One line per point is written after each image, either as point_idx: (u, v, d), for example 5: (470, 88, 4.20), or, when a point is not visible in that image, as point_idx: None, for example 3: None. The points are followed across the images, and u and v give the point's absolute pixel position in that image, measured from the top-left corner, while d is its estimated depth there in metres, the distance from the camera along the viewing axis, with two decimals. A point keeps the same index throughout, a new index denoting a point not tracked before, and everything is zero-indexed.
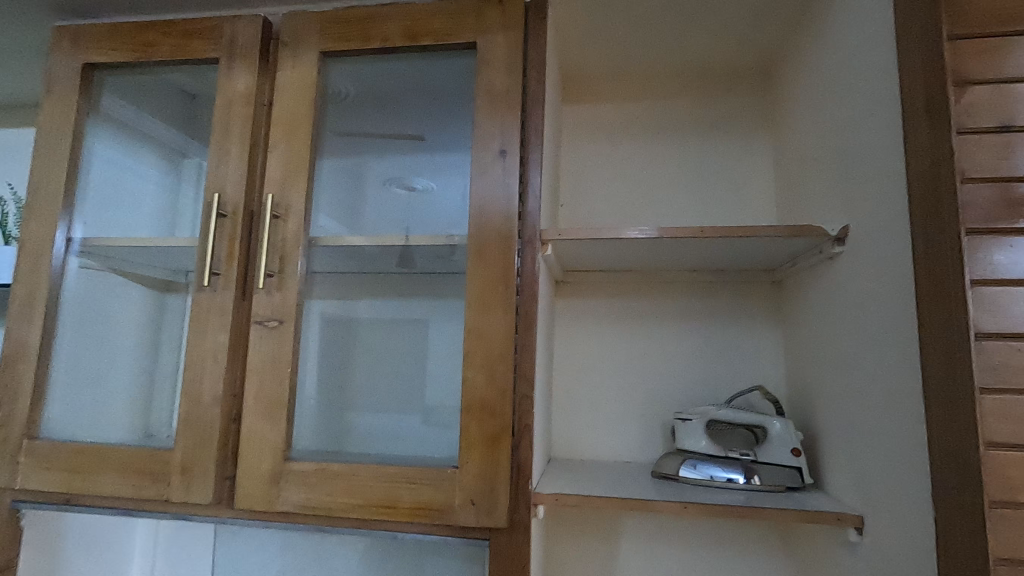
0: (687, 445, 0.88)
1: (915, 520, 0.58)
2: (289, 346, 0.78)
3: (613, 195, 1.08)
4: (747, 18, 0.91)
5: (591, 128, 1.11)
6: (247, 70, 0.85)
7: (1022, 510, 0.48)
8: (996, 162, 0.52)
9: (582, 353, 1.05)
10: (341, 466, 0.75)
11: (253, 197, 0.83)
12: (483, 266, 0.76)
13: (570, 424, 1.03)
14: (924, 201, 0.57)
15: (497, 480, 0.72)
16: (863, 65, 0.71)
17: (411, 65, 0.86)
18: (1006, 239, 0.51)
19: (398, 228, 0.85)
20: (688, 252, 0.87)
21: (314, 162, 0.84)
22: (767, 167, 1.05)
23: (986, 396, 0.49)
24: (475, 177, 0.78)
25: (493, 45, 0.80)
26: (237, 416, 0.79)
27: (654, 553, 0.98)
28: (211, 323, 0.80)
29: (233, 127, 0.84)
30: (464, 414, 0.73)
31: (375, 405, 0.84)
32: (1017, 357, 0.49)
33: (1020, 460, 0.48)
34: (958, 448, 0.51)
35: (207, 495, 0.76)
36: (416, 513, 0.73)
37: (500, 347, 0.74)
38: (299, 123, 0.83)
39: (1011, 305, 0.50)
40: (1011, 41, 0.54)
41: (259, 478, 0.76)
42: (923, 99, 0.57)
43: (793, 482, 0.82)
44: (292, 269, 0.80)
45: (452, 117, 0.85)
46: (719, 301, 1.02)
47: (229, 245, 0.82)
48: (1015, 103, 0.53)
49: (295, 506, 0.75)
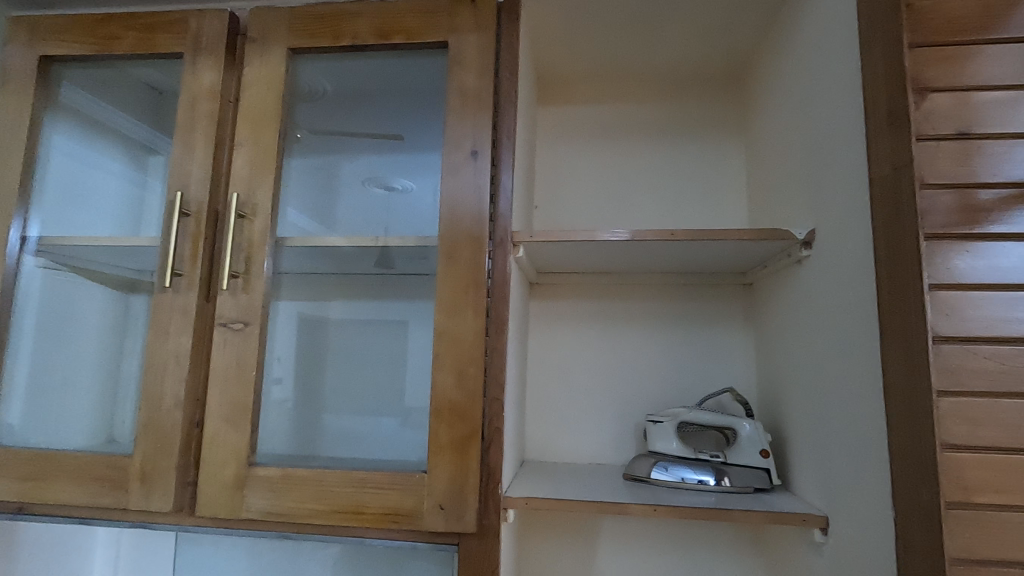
0: (659, 448, 0.89)
1: (877, 520, 0.59)
2: (254, 349, 0.76)
3: (587, 197, 1.08)
4: (719, 22, 0.92)
5: (566, 130, 1.11)
6: (213, 65, 0.83)
7: (976, 510, 0.49)
8: (955, 169, 0.53)
9: (555, 356, 1.05)
10: (307, 471, 0.74)
11: (218, 196, 0.81)
12: (454, 268, 0.75)
13: (544, 426, 1.03)
14: (885, 207, 0.58)
15: (467, 485, 0.71)
16: (829, 72, 0.72)
17: (382, 63, 0.85)
18: (963, 245, 0.52)
19: (368, 230, 0.84)
20: (661, 254, 0.87)
21: (282, 160, 0.82)
22: (738, 170, 1.06)
23: (943, 399, 0.50)
24: (446, 178, 0.77)
25: (465, 45, 0.80)
26: (200, 421, 0.77)
27: (627, 555, 0.98)
28: (174, 325, 0.78)
29: (198, 124, 0.82)
30: (433, 418, 0.73)
31: (344, 408, 0.82)
32: (973, 360, 0.50)
33: (974, 461, 0.49)
34: (916, 450, 0.52)
35: (168, 502, 0.74)
36: (384, 518, 0.71)
37: (470, 350, 0.73)
38: (266, 121, 0.81)
39: (967, 309, 0.51)
40: (971, 50, 0.55)
41: (223, 484, 0.74)
42: (885, 105, 0.58)
43: (762, 483, 0.83)
44: (258, 270, 0.78)
45: (423, 117, 0.84)
46: (691, 304, 1.03)
47: (193, 245, 0.79)
48: (974, 111, 0.54)
49: (260, 512, 0.73)
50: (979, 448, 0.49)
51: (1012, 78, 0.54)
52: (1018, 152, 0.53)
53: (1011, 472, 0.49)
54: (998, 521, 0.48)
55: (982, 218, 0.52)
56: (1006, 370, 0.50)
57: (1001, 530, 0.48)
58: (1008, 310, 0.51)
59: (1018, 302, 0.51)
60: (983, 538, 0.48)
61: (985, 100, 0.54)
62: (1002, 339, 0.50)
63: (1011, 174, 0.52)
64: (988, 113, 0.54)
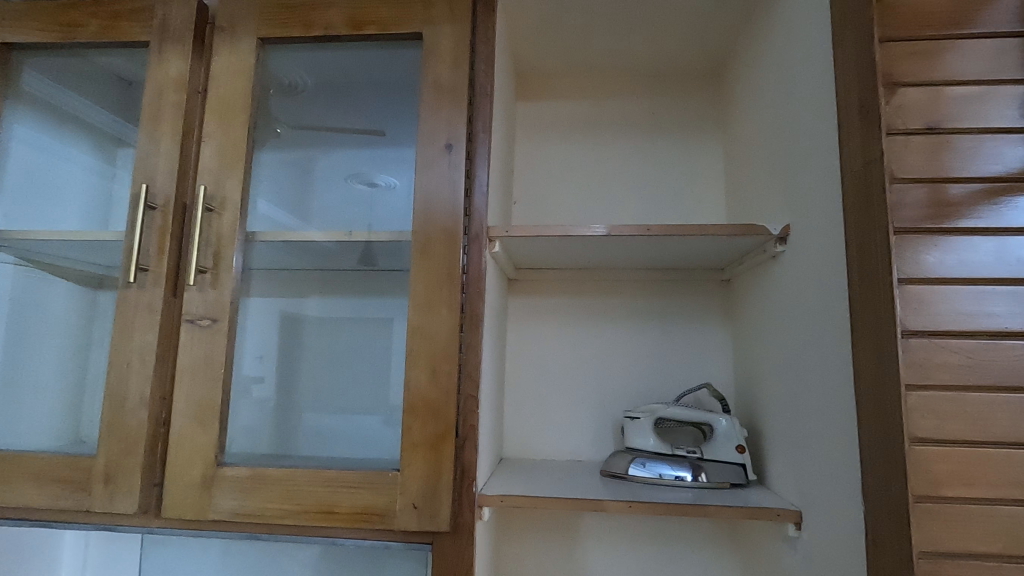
0: (637, 444, 0.88)
1: (847, 514, 0.59)
2: (222, 347, 0.75)
3: (566, 193, 1.08)
4: (696, 18, 0.92)
5: (546, 126, 1.10)
6: (180, 54, 0.81)
7: (943, 504, 0.49)
8: (924, 163, 0.53)
9: (535, 353, 1.04)
10: (277, 470, 0.72)
11: (186, 189, 0.79)
12: (429, 264, 0.74)
13: (523, 424, 1.02)
14: (857, 202, 0.58)
15: (440, 483, 0.70)
16: (804, 67, 0.72)
17: (355, 55, 0.83)
18: (932, 239, 0.52)
19: (343, 224, 0.82)
20: (639, 250, 0.87)
21: (251, 153, 0.80)
22: (716, 166, 1.06)
23: (912, 393, 0.50)
24: (420, 172, 0.76)
25: (440, 36, 0.78)
26: (167, 420, 0.75)
27: (606, 553, 0.98)
28: (139, 322, 0.75)
29: (165, 114, 0.79)
30: (407, 415, 0.71)
31: (322, 406, 0.80)
32: (940, 354, 0.50)
33: (942, 454, 0.49)
34: (885, 444, 0.52)
35: (133, 504, 0.72)
36: (356, 518, 0.70)
37: (444, 347, 0.72)
38: (235, 112, 0.79)
39: (936, 303, 0.51)
40: (942, 44, 0.55)
41: (190, 484, 0.72)
42: (856, 99, 0.58)
43: (738, 478, 0.83)
44: (227, 265, 0.76)
45: (397, 110, 0.82)
46: (669, 300, 1.02)
47: (159, 240, 0.77)
48: (944, 106, 0.54)
49: (228, 513, 0.72)
50: (946, 441, 0.49)
51: (981, 74, 0.54)
52: (987, 147, 0.53)
53: (978, 466, 0.49)
54: (964, 514, 0.48)
55: (952, 212, 0.53)
56: (973, 364, 0.50)
57: (968, 523, 0.48)
58: (976, 304, 0.51)
59: (985, 297, 0.51)
60: (950, 531, 0.48)
61: (955, 95, 0.54)
62: (970, 333, 0.51)
63: (979, 168, 0.53)
64: (957, 109, 0.54)
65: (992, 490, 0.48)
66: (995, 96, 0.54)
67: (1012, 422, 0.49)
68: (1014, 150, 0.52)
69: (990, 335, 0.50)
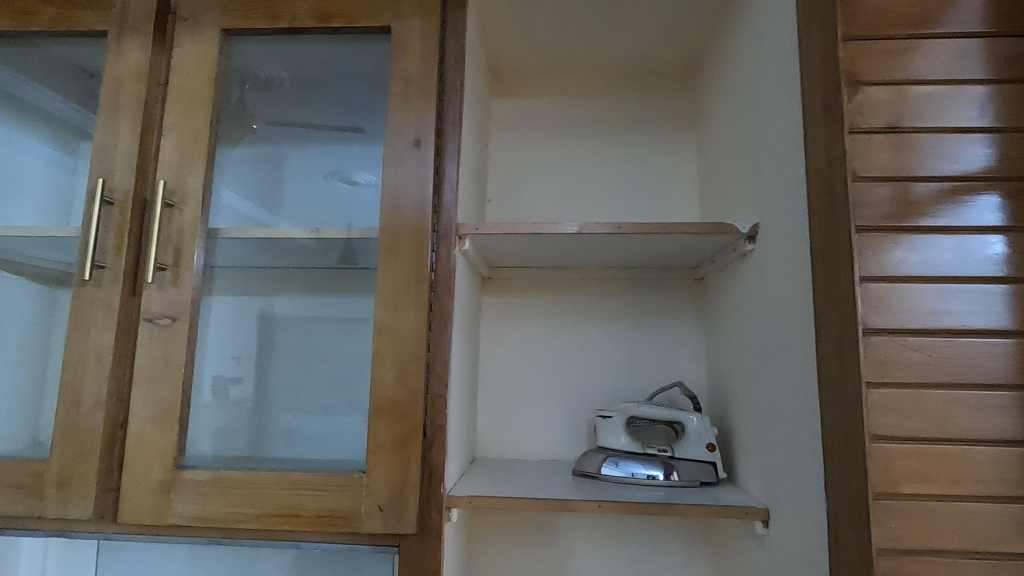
0: (609, 443, 0.88)
1: (811, 512, 0.60)
2: (182, 346, 0.72)
3: (541, 191, 1.07)
4: (668, 16, 0.92)
5: (520, 123, 1.09)
6: (139, 45, 0.78)
7: (903, 501, 0.49)
8: (887, 162, 0.54)
9: (508, 352, 1.03)
10: (239, 473, 0.70)
11: (146, 183, 0.77)
12: (396, 262, 0.73)
13: (496, 424, 1.01)
14: (821, 201, 0.58)
15: (407, 484, 0.69)
16: (772, 66, 0.72)
17: (323, 48, 0.82)
18: (894, 237, 0.53)
19: (310, 221, 0.80)
20: (611, 249, 0.86)
21: (214, 147, 0.78)
22: (690, 166, 1.06)
23: (873, 391, 0.50)
24: (388, 168, 0.74)
25: (409, 30, 0.77)
26: (124, 422, 0.72)
27: (579, 554, 0.97)
28: (95, 320, 0.73)
29: (124, 105, 0.77)
30: (373, 416, 0.70)
31: (288, 407, 0.77)
32: (900, 352, 0.51)
33: (902, 452, 0.50)
34: (847, 442, 0.52)
35: (88, 509, 0.70)
36: (320, 521, 0.69)
37: (412, 346, 0.71)
38: (197, 105, 0.77)
39: (897, 302, 0.51)
40: (905, 44, 0.55)
41: (148, 488, 0.70)
42: (821, 98, 0.58)
43: (708, 477, 0.83)
44: (188, 262, 0.74)
45: (364, 104, 0.80)
46: (644, 299, 1.02)
47: (117, 236, 0.75)
48: (907, 105, 0.54)
49: (188, 518, 0.70)
50: (905, 438, 0.50)
51: (941, 74, 0.54)
52: (947, 147, 0.53)
53: (937, 463, 0.49)
54: (923, 511, 0.49)
55: (915, 211, 0.53)
56: (932, 362, 0.50)
57: (926, 520, 0.49)
58: (936, 302, 0.51)
59: (944, 295, 0.51)
60: (909, 528, 0.49)
61: (917, 94, 0.54)
62: (929, 331, 0.51)
63: (940, 167, 0.53)
64: (919, 108, 0.54)
65: (949, 487, 0.49)
66: (955, 96, 0.54)
67: (969, 419, 0.49)
68: (973, 150, 0.53)
69: (949, 333, 0.51)
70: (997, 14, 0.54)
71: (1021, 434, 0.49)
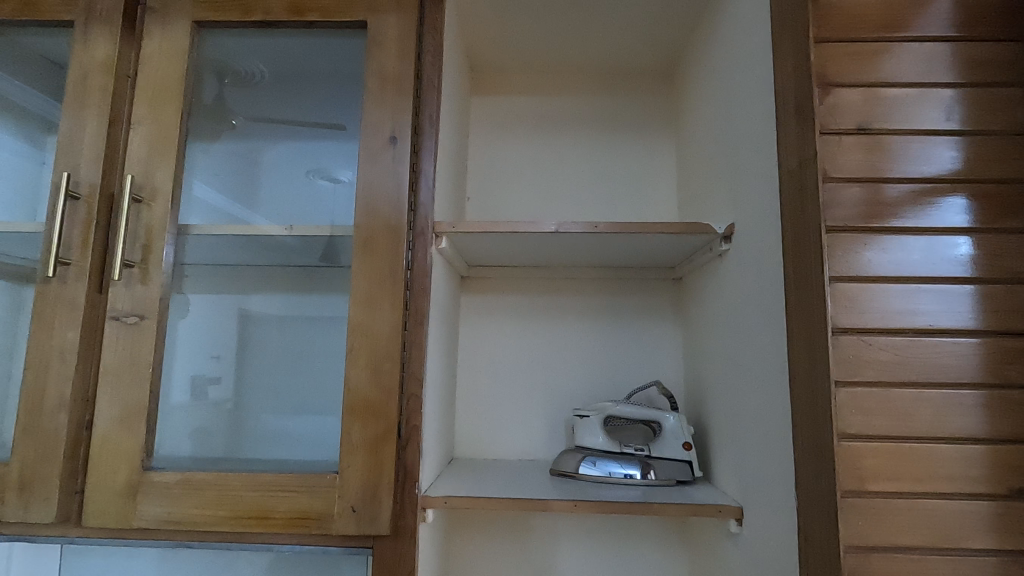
0: (587, 442, 0.88)
1: (783, 511, 0.60)
2: (149, 345, 0.71)
3: (520, 191, 1.07)
4: (646, 17, 0.92)
5: (499, 121, 1.09)
6: (107, 36, 0.76)
7: (870, 498, 0.50)
8: (857, 163, 0.54)
9: (486, 351, 1.03)
10: (208, 475, 0.69)
11: (113, 178, 0.75)
12: (371, 260, 0.72)
13: (475, 424, 1.01)
14: (793, 201, 0.59)
15: (381, 485, 0.68)
16: (747, 68, 0.73)
17: (298, 42, 0.80)
18: (864, 238, 0.53)
19: (286, 218, 0.79)
20: (588, 248, 0.86)
21: (185, 142, 0.76)
22: (668, 166, 1.06)
23: (841, 390, 0.51)
24: (363, 165, 0.73)
25: (385, 25, 0.76)
26: (90, 423, 0.70)
27: (557, 553, 0.97)
28: (59, 318, 0.71)
29: (90, 98, 0.75)
30: (346, 416, 0.69)
31: (259, 407, 0.76)
32: (868, 351, 0.51)
33: (870, 450, 0.50)
34: (817, 441, 0.53)
35: (50, 513, 0.68)
36: (292, 523, 0.67)
37: (386, 345, 0.70)
38: (168, 98, 0.75)
39: (865, 301, 0.52)
40: (876, 46, 0.56)
41: (114, 490, 0.68)
42: (793, 100, 0.59)
43: (684, 475, 0.83)
44: (157, 259, 0.72)
45: (340, 100, 0.79)
46: (622, 299, 1.03)
47: (83, 232, 0.73)
48: (876, 107, 0.55)
49: (155, 520, 0.68)
50: (872, 437, 0.50)
51: (910, 77, 0.55)
52: (915, 149, 0.54)
53: (903, 461, 0.50)
54: (890, 508, 0.49)
55: (885, 213, 0.53)
56: (900, 361, 0.51)
57: (893, 517, 0.49)
58: (904, 302, 0.52)
59: (912, 295, 0.52)
60: (876, 525, 0.49)
61: (887, 96, 0.55)
62: (897, 331, 0.51)
63: (909, 169, 0.54)
64: (888, 111, 0.55)
65: (915, 485, 0.49)
66: (924, 98, 0.55)
67: (935, 416, 0.50)
68: (940, 152, 0.54)
69: (916, 332, 0.51)
70: (965, 18, 0.55)
71: (984, 431, 0.50)
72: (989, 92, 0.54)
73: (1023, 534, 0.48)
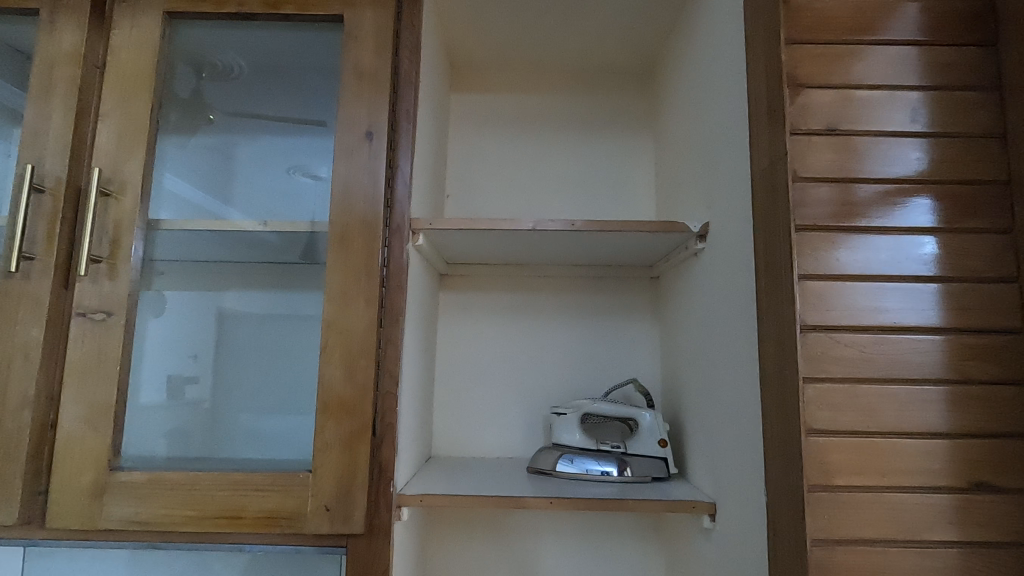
0: (564, 439, 0.88)
1: (754, 508, 0.61)
2: (117, 342, 0.69)
3: (500, 189, 1.06)
4: (624, 16, 0.92)
5: (479, 119, 1.09)
6: (74, 24, 0.74)
7: (836, 493, 0.50)
8: (826, 163, 0.55)
9: (464, 349, 1.02)
10: (178, 475, 0.68)
11: (81, 171, 0.73)
12: (346, 256, 0.71)
13: (454, 422, 1.00)
14: (764, 201, 0.59)
15: (355, 483, 0.67)
16: (722, 69, 0.73)
17: (274, 35, 0.79)
18: (833, 237, 0.54)
19: (260, 213, 0.78)
20: (566, 246, 0.86)
21: (155, 134, 0.75)
22: (646, 165, 1.07)
23: (809, 386, 0.52)
24: (338, 160, 0.73)
25: (362, 20, 0.76)
26: (55, 422, 0.69)
27: (534, 552, 0.97)
28: (22, 315, 0.68)
29: (56, 87, 0.73)
30: (320, 414, 0.68)
31: (232, 406, 0.74)
32: (835, 347, 0.52)
33: (837, 444, 0.51)
34: (785, 437, 0.53)
35: (11, 516, 0.65)
36: (264, 522, 0.67)
37: (361, 342, 0.70)
38: (138, 89, 0.73)
39: (832, 299, 0.53)
40: (846, 48, 0.57)
41: (80, 491, 0.67)
42: (765, 101, 0.60)
43: (659, 472, 0.84)
44: (126, 255, 0.71)
45: (316, 95, 0.78)
46: (601, 297, 1.03)
47: (48, 226, 0.70)
48: (846, 109, 0.56)
49: (122, 521, 0.67)
50: (839, 432, 0.51)
51: (878, 79, 0.56)
52: (883, 150, 0.55)
53: (869, 456, 0.51)
54: (854, 502, 0.50)
55: (853, 212, 0.54)
56: (866, 358, 0.52)
57: (857, 511, 0.50)
58: (870, 300, 0.53)
59: (878, 293, 0.53)
60: (841, 519, 0.50)
61: (856, 97, 0.56)
62: (863, 328, 0.52)
63: (876, 169, 0.55)
64: (857, 112, 0.56)
65: (879, 479, 0.50)
66: (891, 101, 0.56)
67: (899, 412, 0.51)
68: (906, 154, 0.55)
69: (882, 329, 0.52)
70: (930, 23, 0.57)
71: (945, 427, 0.51)
72: (953, 96, 0.55)
73: (981, 526, 0.50)
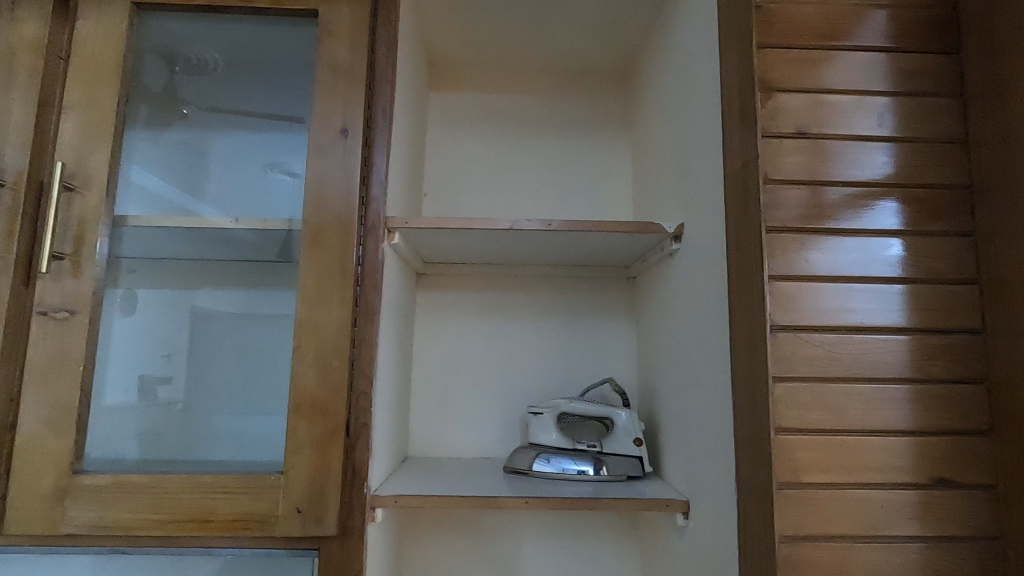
0: (541, 439, 0.88)
1: (725, 506, 0.61)
2: (81, 341, 0.67)
3: (478, 188, 1.06)
4: (601, 18, 0.93)
5: (457, 118, 1.08)
6: (37, 13, 0.72)
7: (804, 490, 0.51)
8: (796, 166, 0.56)
9: (441, 349, 1.02)
10: (144, 478, 0.66)
11: (43, 164, 0.70)
12: (320, 255, 0.70)
13: (431, 422, 1.00)
14: (736, 203, 0.60)
15: (328, 485, 0.67)
16: (697, 72, 0.74)
17: (247, 29, 0.78)
18: (802, 238, 0.55)
19: (232, 209, 0.76)
20: (543, 246, 0.86)
21: (122, 128, 0.73)
22: (624, 166, 1.08)
23: (779, 386, 0.52)
24: (312, 156, 0.72)
25: (337, 16, 0.75)
26: (14, 425, 0.66)
27: (511, 551, 0.97)
28: None
29: (17, 79, 0.70)
30: (292, 415, 0.67)
31: (202, 406, 0.73)
32: (803, 347, 0.53)
33: (805, 443, 0.52)
34: (756, 436, 0.54)
35: None
36: (233, 525, 0.65)
37: (335, 342, 0.69)
38: (104, 81, 0.71)
39: (801, 300, 0.54)
40: (817, 54, 0.58)
41: (40, 495, 0.65)
42: (738, 103, 0.60)
43: (634, 470, 0.85)
44: (90, 251, 0.69)
45: (291, 91, 0.77)
46: (578, 297, 1.04)
47: (7, 221, 0.68)
48: (815, 113, 0.57)
49: (85, 526, 0.65)
50: (807, 430, 0.52)
51: (846, 85, 0.57)
52: (850, 154, 0.56)
53: (836, 453, 0.52)
54: (822, 499, 0.51)
55: (822, 215, 0.55)
56: (833, 357, 0.53)
57: (824, 508, 0.51)
58: (838, 301, 0.54)
59: (846, 294, 0.54)
60: (809, 516, 0.51)
61: (825, 102, 0.57)
62: (831, 328, 0.53)
63: (844, 173, 0.56)
64: (826, 116, 0.57)
65: (846, 477, 0.51)
66: (859, 106, 0.57)
67: (864, 411, 0.52)
68: (873, 158, 0.56)
69: (848, 330, 0.53)
70: (896, 31, 0.58)
71: (908, 425, 0.52)
72: (917, 103, 0.57)
73: (942, 522, 0.51)
